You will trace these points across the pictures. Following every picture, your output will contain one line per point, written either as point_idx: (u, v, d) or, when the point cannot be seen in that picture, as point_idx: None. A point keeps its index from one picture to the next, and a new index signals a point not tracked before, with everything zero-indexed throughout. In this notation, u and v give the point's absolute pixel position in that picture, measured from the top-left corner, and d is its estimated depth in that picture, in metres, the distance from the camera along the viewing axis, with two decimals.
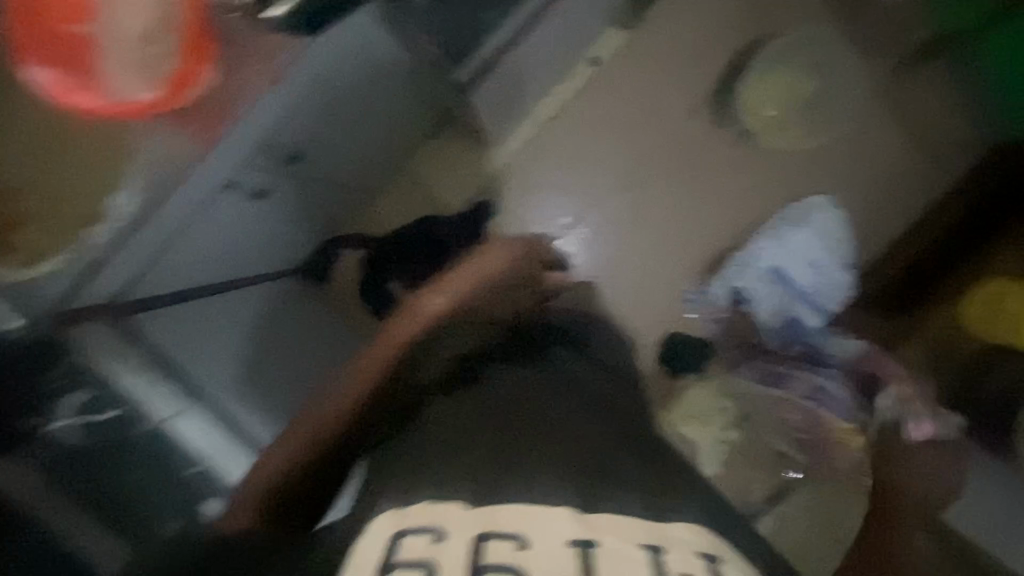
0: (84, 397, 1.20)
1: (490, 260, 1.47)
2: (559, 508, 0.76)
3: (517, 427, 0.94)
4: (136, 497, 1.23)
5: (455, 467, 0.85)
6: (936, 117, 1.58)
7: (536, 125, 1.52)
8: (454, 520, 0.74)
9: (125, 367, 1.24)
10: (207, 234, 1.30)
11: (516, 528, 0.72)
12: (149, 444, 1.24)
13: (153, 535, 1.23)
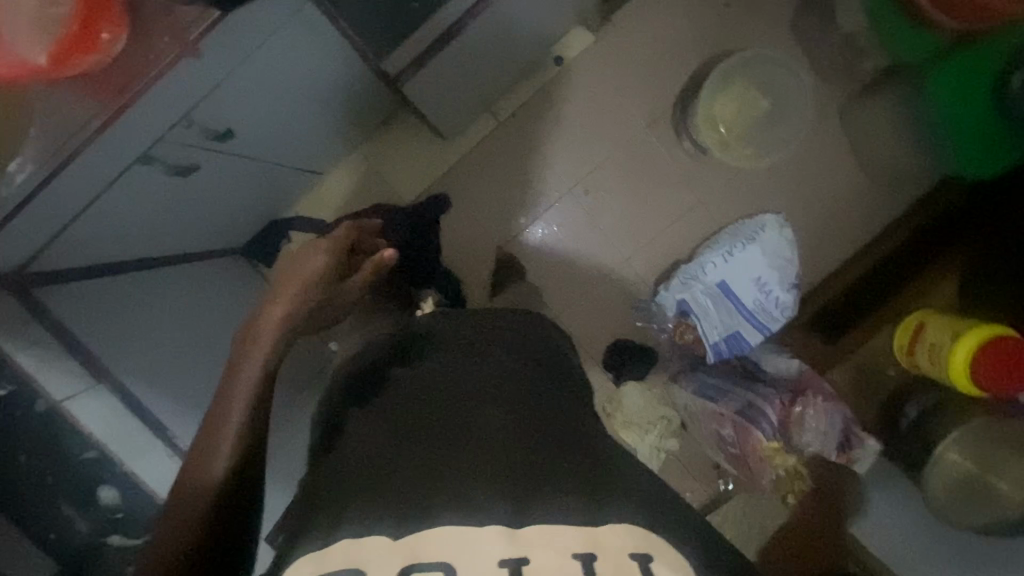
0: None
1: (301, 262, 1.06)
2: (494, 523, 0.61)
3: (426, 431, 0.74)
4: (25, 487, 1.02)
5: (368, 493, 0.66)
6: (876, 148, 1.63)
7: (498, 121, 1.61)
8: (373, 550, 0.59)
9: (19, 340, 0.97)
10: (126, 199, 1.01)
11: (443, 553, 0.58)
12: (39, 430, 1.01)
13: (49, 529, 1.05)
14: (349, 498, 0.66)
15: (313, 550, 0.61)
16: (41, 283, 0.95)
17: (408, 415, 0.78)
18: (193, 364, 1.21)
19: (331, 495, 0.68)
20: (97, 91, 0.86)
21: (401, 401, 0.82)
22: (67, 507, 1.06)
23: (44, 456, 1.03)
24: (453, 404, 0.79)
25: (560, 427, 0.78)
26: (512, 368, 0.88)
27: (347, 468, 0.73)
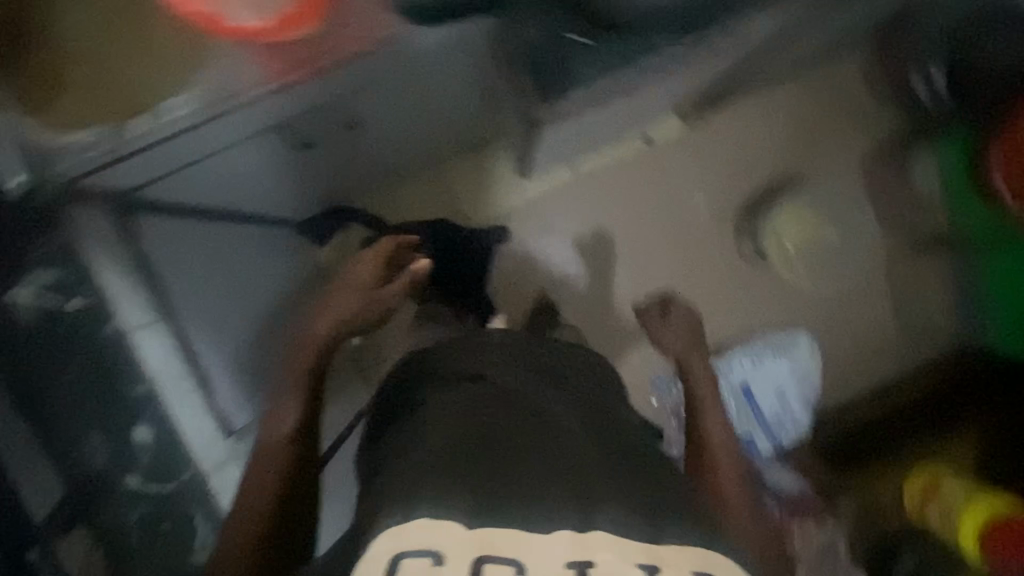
0: (48, 277, 0.96)
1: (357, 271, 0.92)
2: (561, 527, 0.54)
3: (476, 439, 0.61)
4: (75, 414, 0.96)
5: (421, 476, 0.57)
6: (927, 307, 1.69)
7: (575, 174, 1.59)
8: (455, 538, 0.53)
9: (112, 258, 0.98)
10: (242, 165, 1.03)
11: (520, 550, 0.53)
12: (104, 352, 0.96)
13: (81, 468, 0.96)
14: (416, 472, 0.58)
15: (392, 527, 0.54)
16: (143, 211, 1.00)
17: (451, 417, 0.65)
18: (235, 321, 1.12)
19: (390, 483, 0.58)
20: (272, 60, 0.92)
21: (437, 391, 0.73)
22: (97, 436, 0.97)
23: (87, 377, 0.96)
24: (504, 413, 0.65)
25: (641, 470, 0.63)
26: (569, 381, 0.77)
27: (399, 471, 0.59)
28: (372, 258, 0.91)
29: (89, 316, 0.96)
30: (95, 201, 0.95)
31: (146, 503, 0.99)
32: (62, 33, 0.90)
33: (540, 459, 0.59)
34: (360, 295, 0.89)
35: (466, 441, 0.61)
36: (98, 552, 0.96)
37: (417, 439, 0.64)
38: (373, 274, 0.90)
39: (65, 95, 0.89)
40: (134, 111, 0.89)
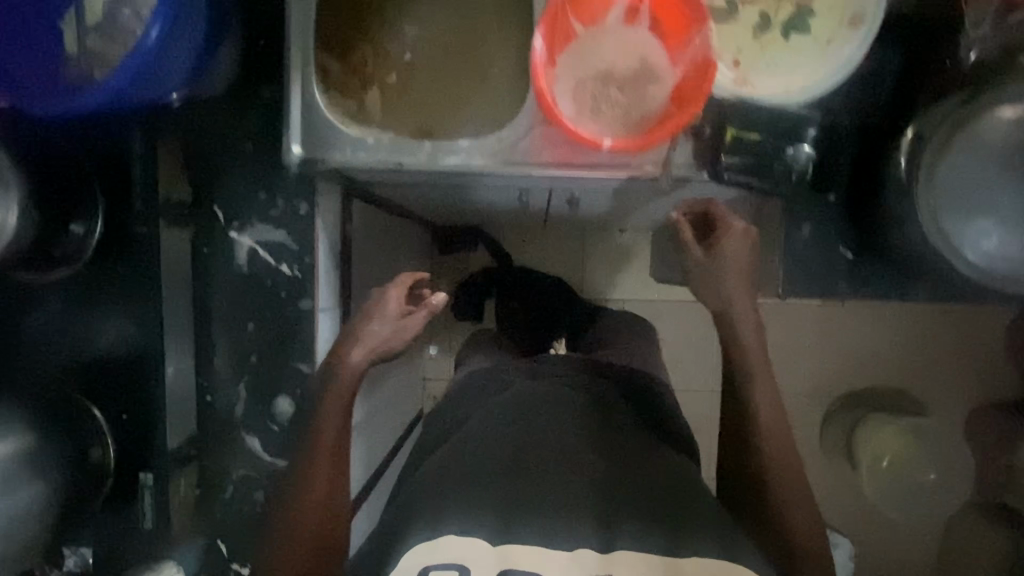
0: (279, 237, 0.98)
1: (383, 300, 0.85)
2: (582, 545, 0.64)
3: (536, 462, 0.73)
4: (232, 362, 1.01)
5: (487, 488, 0.70)
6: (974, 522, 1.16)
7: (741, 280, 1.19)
8: (480, 554, 0.63)
9: (326, 236, 1.00)
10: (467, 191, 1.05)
11: (533, 563, 0.63)
12: (285, 318, 0.99)
13: (216, 412, 1.01)
14: (465, 499, 0.69)
15: (426, 541, 0.64)
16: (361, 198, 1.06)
17: (516, 430, 0.78)
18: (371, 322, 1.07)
19: (434, 496, 0.70)
20: (564, 157, 0.89)
21: (503, 405, 0.82)
22: (244, 390, 1.01)
23: (267, 337, 1.00)
24: (555, 435, 0.77)
25: (690, 505, 0.70)
26: (644, 439, 0.80)
27: (444, 475, 0.73)
28: (393, 291, 0.85)
29: (295, 286, 0.99)
30: (338, 179, 0.97)
31: (254, 471, 1.02)
32: (394, 37, 0.96)
33: (577, 476, 0.72)
34: (391, 332, 0.84)
35: (518, 468, 0.72)
36: (195, 493, 1.02)
37: (463, 452, 0.76)
38: (397, 311, 0.84)
39: (374, 94, 0.96)
40: (423, 132, 0.95)
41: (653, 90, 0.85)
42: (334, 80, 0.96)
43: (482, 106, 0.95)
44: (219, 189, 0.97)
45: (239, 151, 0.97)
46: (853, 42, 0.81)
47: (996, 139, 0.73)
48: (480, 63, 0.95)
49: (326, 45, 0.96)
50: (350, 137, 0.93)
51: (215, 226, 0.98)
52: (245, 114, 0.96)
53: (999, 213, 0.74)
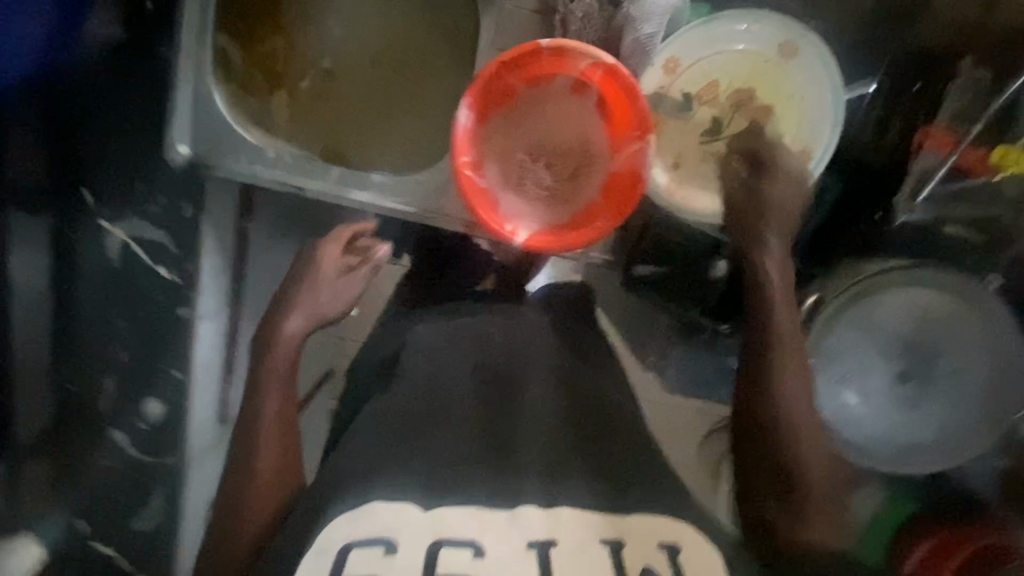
0: (156, 236, 0.89)
1: (328, 249, 0.92)
2: (526, 504, 0.53)
3: (499, 403, 0.62)
4: (97, 361, 0.92)
5: (454, 438, 0.58)
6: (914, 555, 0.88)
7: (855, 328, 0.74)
8: (408, 523, 0.51)
9: (216, 244, 0.92)
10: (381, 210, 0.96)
11: (468, 531, 0.50)
12: (156, 319, 0.92)
13: (79, 411, 0.93)
14: (399, 458, 0.56)
15: (348, 511, 0.52)
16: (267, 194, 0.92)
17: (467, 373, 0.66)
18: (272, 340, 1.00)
19: (399, 444, 0.58)
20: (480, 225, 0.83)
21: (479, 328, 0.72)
22: (111, 387, 0.94)
23: (139, 337, 0.92)
24: (529, 377, 0.65)
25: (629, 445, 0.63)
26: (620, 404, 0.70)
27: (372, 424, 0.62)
28: (331, 245, 0.93)
29: (173, 291, 0.91)
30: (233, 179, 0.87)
31: (121, 464, 0.97)
32: (316, 35, 0.83)
33: (533, 419, 0.61)
34: (330, 288, 0.91)
35: (490, 394, 0.63)
36: (50, 482, 0.95)
37: (439, 378, 0.65)
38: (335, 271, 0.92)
39: (281, 99, 0.84)
40: (332, 155, 0.84)
41: (585, 176, 0.78)
42: (233, 71, 0.82)
43: (403, 142, 0.84)
44: (90, 173, 0.85)
45: (119, 136, 0.86)
46: (796, 180, 0.74)
47: (889, 319, 0.74)
48: (407, 83, 0.83)
49: (226, 23, 0.80)
50: (244, 146, 0.81)
51: (83, 214, 0.86)
52: (120, 95, 0.85)
53: (863, 388, 0.76)
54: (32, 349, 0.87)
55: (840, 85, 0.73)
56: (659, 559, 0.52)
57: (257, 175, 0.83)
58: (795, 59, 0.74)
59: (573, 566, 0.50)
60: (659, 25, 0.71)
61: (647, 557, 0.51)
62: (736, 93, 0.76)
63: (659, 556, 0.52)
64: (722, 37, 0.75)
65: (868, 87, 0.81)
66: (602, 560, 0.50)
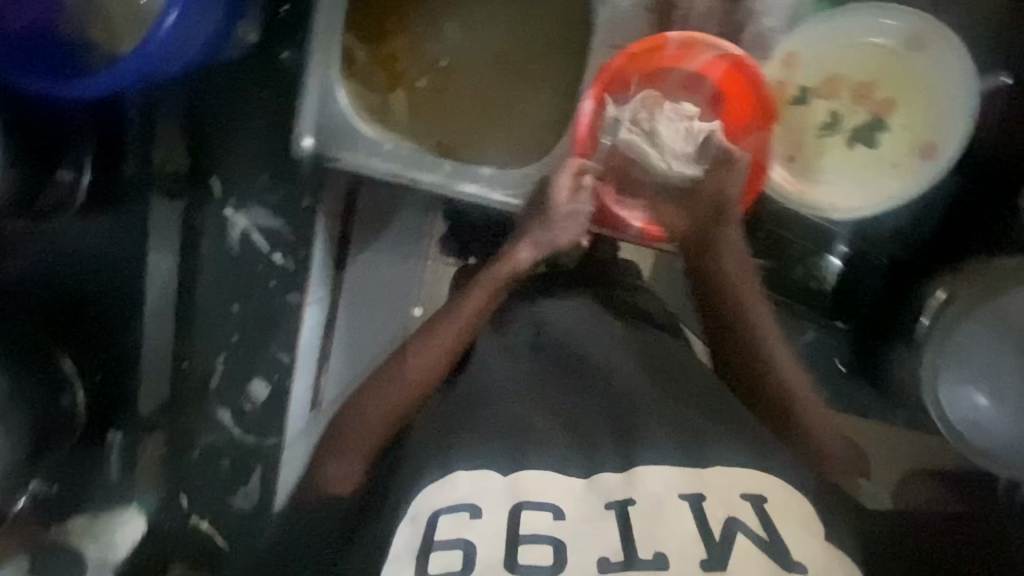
0: (270, 223, 0.91)
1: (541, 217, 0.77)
2: (603, 471, 0.59)
3: None
4: (212, 340, 0.96)
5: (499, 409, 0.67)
6: None
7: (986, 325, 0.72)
8: (491, 492, 0.58)
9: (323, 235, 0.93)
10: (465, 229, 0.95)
11: (548, 495, 0.58)
12: (265, 304, 0.94)
13: (193, 386, 0.99)
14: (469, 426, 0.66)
15: (437, 480, 0.60)
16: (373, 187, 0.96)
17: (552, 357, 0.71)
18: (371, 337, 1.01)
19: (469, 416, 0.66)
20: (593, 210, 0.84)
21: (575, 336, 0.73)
22: (222, 366, 0.98)
23: (248, 320, 0.95)
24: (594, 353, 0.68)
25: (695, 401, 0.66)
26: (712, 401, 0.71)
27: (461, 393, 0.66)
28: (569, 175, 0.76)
29: (286, 278, 0.93)
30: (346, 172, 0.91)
31: (224, 441, 1.00)
32: (433, 36, 0.88)
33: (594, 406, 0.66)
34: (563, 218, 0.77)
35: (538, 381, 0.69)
36: (162, 452, 1.03)
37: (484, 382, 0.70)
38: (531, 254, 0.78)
39: (399, 97, 0.88)
40: (445, 149, 0.88)
41: None
42: (358, 70, 0.87)
43: (512, 137, 0.87)
44: (218, 160, 0.89)
45: (247, 123, 0.88)
46: (918, 175, 0.74)
47: (1014, 317, 0.71)
48: (522, 84, 0.87)
49: (355, 26, 0.86)
50: (362, 140, 0.85)
51: (208, 199, 0.91)
52: (254, 85, 0.87)
53: (994, 387, 0.73)
54: (161, 322, 0.95)
55: (972, 77, 0.72)
56: (741, 508, 0.56)
57: (374, 168, 0.86)
58: (923, 52, 0.74)
59: (655, 522, 0.55)
60: (782, 19, 0.75)
61: (732, 509, 0.56)
62: (857, 87, 0.76)
63: (742, 507, 0.56)
64: (849, 30, 0.75)
65: (1002, 77, 0.76)
66: (687, 518, 0.55)
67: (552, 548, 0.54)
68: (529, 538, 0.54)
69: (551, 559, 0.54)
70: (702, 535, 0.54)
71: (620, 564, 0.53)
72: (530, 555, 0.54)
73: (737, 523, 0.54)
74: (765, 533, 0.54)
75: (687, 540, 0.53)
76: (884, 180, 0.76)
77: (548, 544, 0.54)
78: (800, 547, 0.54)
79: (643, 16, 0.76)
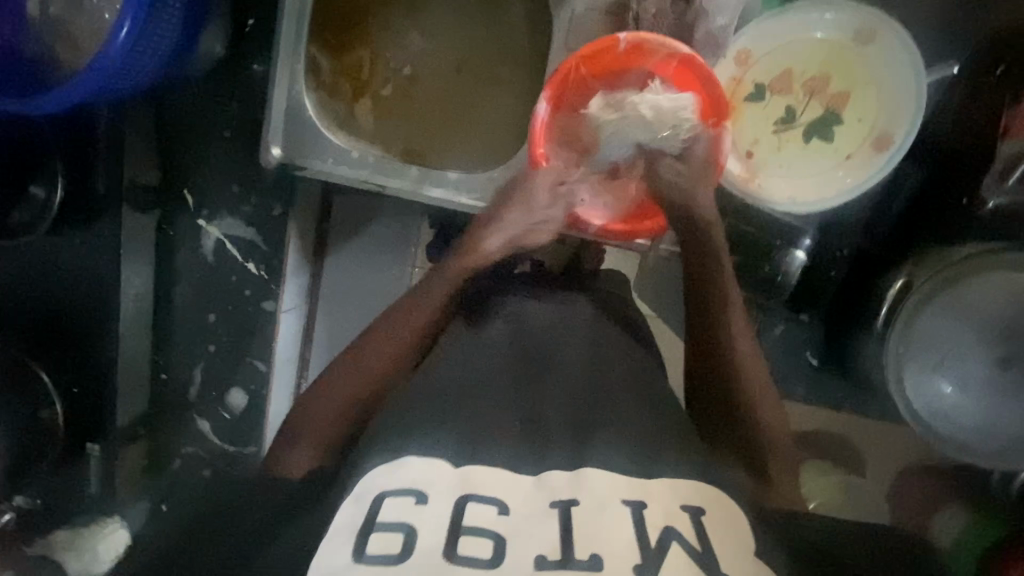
0: (244, 232, 0.93)
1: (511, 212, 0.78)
2: (551, 468, 0.57)
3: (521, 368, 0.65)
4: (190, 349, 0.98)
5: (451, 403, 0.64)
6: None
7: (949, 316, 0.72)
8: (440, 480, 0.56)
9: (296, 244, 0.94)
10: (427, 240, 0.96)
11: (494, 489, 0.55)
12: (240, 312, 0.95)
13: (173, 395, 1.00)
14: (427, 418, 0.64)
15: (384, 464, 0.58)
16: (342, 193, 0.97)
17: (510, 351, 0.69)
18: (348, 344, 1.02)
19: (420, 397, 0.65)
20: None
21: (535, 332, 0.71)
22: (200, 375, 0.98)
23: (224, 329, 0.96)
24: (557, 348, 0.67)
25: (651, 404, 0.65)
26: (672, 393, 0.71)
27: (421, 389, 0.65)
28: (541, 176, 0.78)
29: (259, 285, 0.94)
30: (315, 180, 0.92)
31: (204, 450, 1.01)
32: (398, 45, 0.89)
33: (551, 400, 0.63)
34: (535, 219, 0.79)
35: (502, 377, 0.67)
36: (143, 462, 1.03)
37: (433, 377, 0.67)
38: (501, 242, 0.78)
39: (365, 105, 0.90)
40: (412, 154, 0.89)
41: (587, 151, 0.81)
42: (324, 81, 0.89)
43: (478, 142, 0.89)
44: (191, 172, 0.91)
45: (219, 135, 0.90)
46: (873, 165, 0.75)
47: (982, 304, 0.71)
48: (487, 89, 0.89)
49: (320, 37, 0.88)
50: (328, 148, 0.86)
51: (182, 210, 0.93)
52: (223, 97, 0.89)
53: (958, 376, 0.73)
54: (138, 332, 0.96)
55: (921, 67, 0.73)
56: (680, 520, 0.54)
57: (341, 175, 0.87)
58: (873, 45, 0.75)
59: (596, 523, 0.53)
60: (731, 17, 0.74)
61: (671, 516, 0.54)
62: (811, 82, 0.77)
63: (681, 516, 0.55)
64: (800, 25, 0.76)
65: (951, 68, 0.79)
66: (627, 523, 0.53)
67: (493, 543, 0.52)
68: (471, 531, 0.52)
69: (489, 553, 0.51)
70: (640, 542, 0.52)
71: (557, 563, 0.50)
72: (467, 548, 0.51)
73: (673, 531, 0.53)
74: (699, 544, 0.53)
75: (628, 551, 0.51)
76: (840, 172, 0.77)
77: (490, 538, 0.52)
78: (732, 566, 0.52)
79: (598, 18, 0.79)
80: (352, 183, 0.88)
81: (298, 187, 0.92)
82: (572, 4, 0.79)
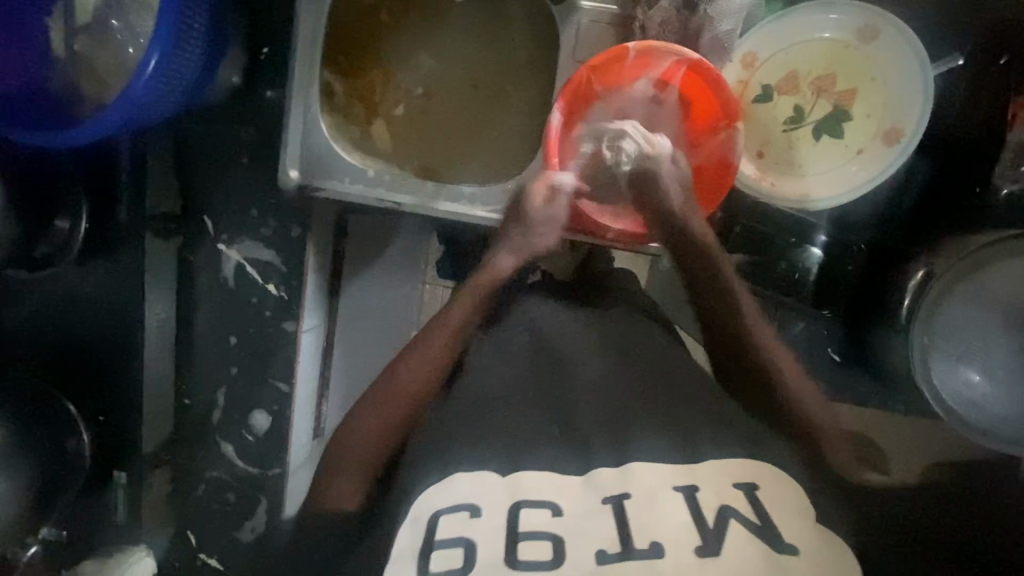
0: (264, 256, 0.94)
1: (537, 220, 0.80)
2: (598, 467, 0.58)
3: None
4: (212, 372, 0.98)
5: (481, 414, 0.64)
6: None
7: (973, 300, 0.72)
8: (491, 492, 0.57)
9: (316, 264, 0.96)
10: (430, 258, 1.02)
11: (544, 492, 0.56)
12: (261, 333, 0.96)
13: (198, 419, 1.00)
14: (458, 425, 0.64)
15: (435, 483, 0.59)
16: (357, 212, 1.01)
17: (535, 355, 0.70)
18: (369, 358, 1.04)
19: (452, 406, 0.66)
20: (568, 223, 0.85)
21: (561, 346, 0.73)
22: (223, 398, 0.99)
23: (247, 351, 0.97)
24: None
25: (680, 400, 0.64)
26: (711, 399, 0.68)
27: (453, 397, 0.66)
28: (542, 187, 0.78)
29: (281, 307, 0.95)
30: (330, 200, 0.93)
31: (229, 474, 1.01)
32: (408, 66, 0.91)
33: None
34: (546, 223, 0.80)
35: None
36: (169, 490, 1.03)
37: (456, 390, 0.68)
38: (548, 204, 0.79)
39: (379, 126, 0.91)
40: (425, 171, 0.90)
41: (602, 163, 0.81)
42: (337, 103, 0.90)
43: (491, 156, 0.91)
44: (210, 199, 0.93)
45: (236, 161, 0.92)
46: (886, 159, 0.76)
47: (1002, 290, 0.71)
48: (498, 105, 0.91)
49: (333, 61, 0.90)
50: (346, 168, 0.87)
51: (203, 237, 0.94)
52: (239, 124, 0.91)
53: (983, 363, 0.73)
54: (163, 359, 0.97)
55: (925, 60, 0.74)
56: (734, 496, 0.55)
57: (359, 195, 0.87)
58: (874, 42, 0.76)
59: (648, 513, 0.53)
60: (736, 22, 0.75)
61: (725, 497, 0.55)
62: (817, 81, 0.79)
63: (734, 495, 0.55)
64: (802, 29, 0.78)
65: (957, 60, 0.79)
66: (681, 506, 0.54)
67: (551, 544, 0.52)
68: (529, 536, 0.52)
69: (550, 553, 0.51)
70: (697, 524, 0.52)
71: (618, 555, 0.50)
72: (528, 553, 0.52)
73: (730, 508, 0.53)
74: (757, 518, 0.53)
75: (683, 532, 0.52)
76: (852, 167, 0.78)
77: (548, 540, 0.52)
78: (792, 531, 0.53)
79: (605, 30, 0.80)
80: (366, 198, 0.88)
81: (316, 207, 0.92)
82: (577, 19, 0.80)
